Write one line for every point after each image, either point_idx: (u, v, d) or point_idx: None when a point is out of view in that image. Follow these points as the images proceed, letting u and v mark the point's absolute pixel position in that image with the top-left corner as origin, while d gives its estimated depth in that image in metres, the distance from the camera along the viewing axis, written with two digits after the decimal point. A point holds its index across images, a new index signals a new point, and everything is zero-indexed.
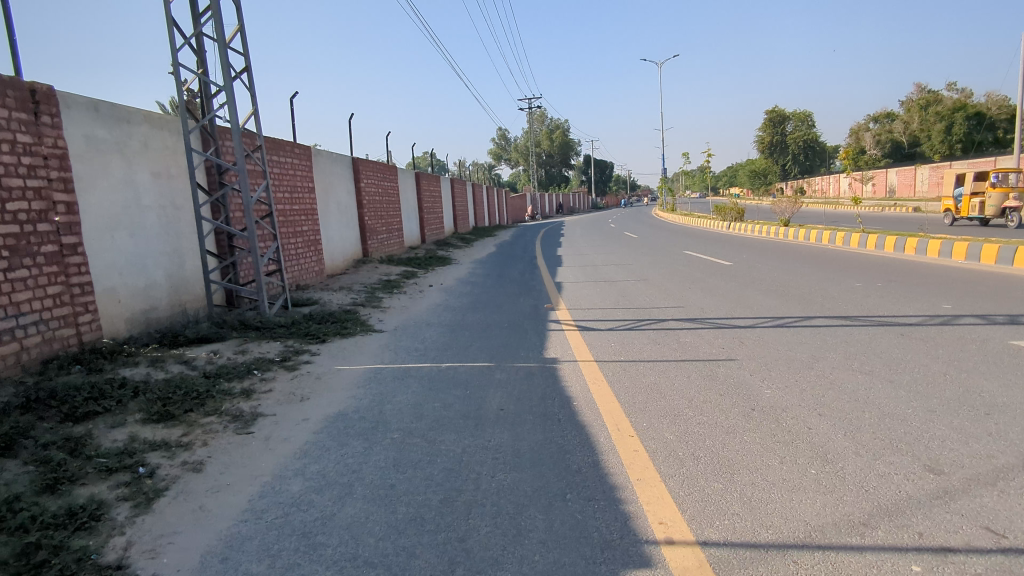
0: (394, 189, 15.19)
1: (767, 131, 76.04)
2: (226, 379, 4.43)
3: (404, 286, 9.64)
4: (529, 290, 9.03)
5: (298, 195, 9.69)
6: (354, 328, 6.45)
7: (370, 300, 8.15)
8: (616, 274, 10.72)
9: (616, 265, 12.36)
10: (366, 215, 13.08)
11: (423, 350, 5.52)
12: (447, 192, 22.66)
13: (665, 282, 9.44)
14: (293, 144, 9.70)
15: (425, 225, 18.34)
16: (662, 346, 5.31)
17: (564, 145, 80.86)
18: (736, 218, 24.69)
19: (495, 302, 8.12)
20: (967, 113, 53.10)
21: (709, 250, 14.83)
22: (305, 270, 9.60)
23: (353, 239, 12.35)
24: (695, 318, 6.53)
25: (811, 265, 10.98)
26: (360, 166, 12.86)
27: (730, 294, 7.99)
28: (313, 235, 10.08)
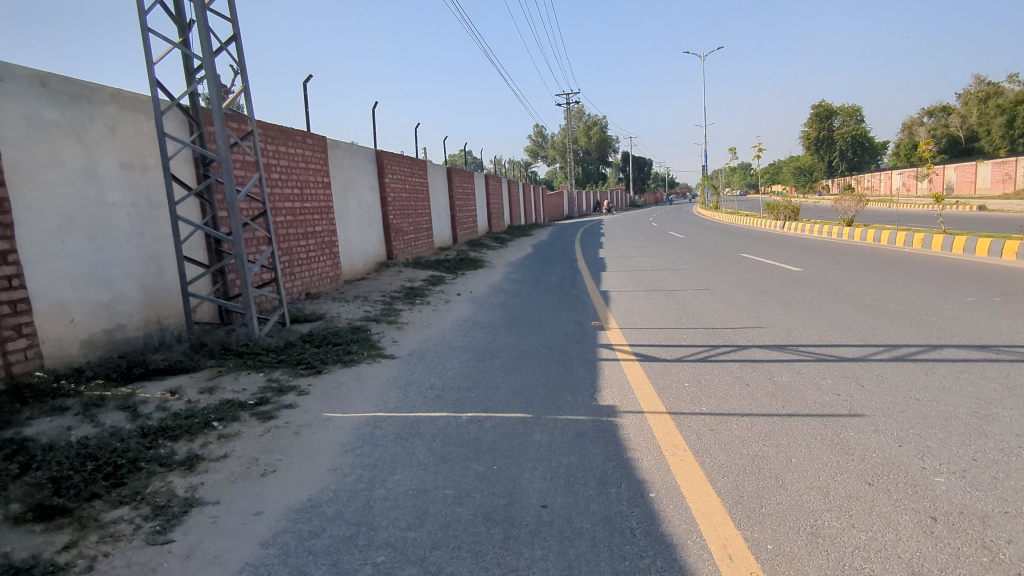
0: (422, 185, 14.05)
1: (814, 127, 73.13)
2: (171, 437, 3.28)
3: (428, 295, 8.46)
4: (573, 302, 7.77)
5: (310, 192, 8.60)
6: (361, 353, 5.28)
7: (386, 313, 6.99)
8: (670, 282, 9.39)
9: (668, 270, 11.01)
10: (391, 213, 11.95)
11: (441, 389, 4.29)
12: (481, 190, 21.49)
13: (730, 293, 8.09)
14: (305, 134, 8.60)
15: (457, 224, 17.19)
16: (755, 389, 4.02)
17: (603, 142, 79.10)
18: (791, 217, 22.97)
19: (533, 318, 6.88)
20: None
21: (770, 253, 13.34)
22: (316, 277, 8.49)
23: (375, 240, 11.25)
24: (784, 345, 5.22)
25: (899, 272, 9.46)
26: (384, 160, 11.75)
27: (815, 311, 6.63)
28: (327, 236, 8.99)
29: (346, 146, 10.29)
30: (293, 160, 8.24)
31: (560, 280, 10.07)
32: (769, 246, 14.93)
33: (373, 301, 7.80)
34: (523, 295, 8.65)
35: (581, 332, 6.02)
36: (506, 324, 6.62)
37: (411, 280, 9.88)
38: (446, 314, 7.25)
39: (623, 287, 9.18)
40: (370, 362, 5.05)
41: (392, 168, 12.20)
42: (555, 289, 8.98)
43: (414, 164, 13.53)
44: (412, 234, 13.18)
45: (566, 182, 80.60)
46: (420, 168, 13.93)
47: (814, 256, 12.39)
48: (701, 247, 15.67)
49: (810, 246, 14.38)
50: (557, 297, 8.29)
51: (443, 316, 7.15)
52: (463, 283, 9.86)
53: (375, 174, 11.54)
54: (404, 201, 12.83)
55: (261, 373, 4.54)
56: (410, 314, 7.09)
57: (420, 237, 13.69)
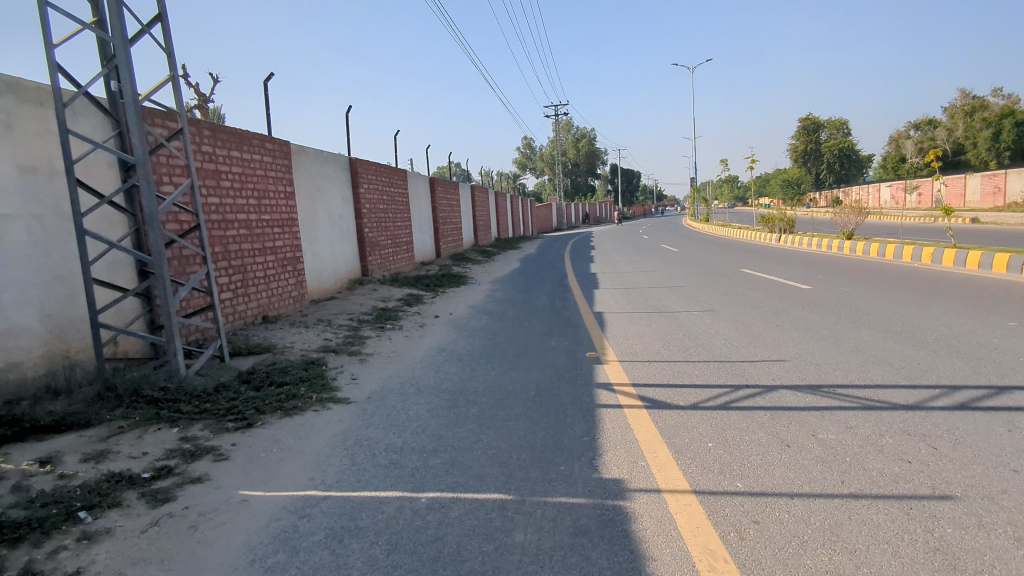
0: (402, 196, 13.16)
1: (801, 140, 73.08)
2: (7, 544, 2.34)
3: (401, 319, 7.54)
4: (564, 327, 6.90)
5: (269, 203, 7.69)
6: (308, 397, 4.37)
7: (349, 341, 6.08)
8: (670, 302, 8.55)
9: (665, 288, 10.17)
10: (365, 226, 11.04)
11: (398, 450, 3.38)
12: (466, 201, 20.64)
13: (739, 316, 7.25)
14: (265, 138, 7.71)
15: (440, 237, 16.31)
16: (799, 454, 3.15)
17: (591, 154, 78.67)
18: (785, 229, 22.28)
19: (517, 346, 6.00)
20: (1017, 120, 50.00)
21: (771, 268, 12.54)
22: (273, 299, 7.56)
23: (347, 256, 10.34)
24: (817, 385, 4.37)
25: (918, 291, 8.67)
26: (358, 169, 10.85)
27: (841, 339, 5.78)
28: (289, 252, 8.09)
29: (315, 152, 9.39)
30: (250, 167, 7.34)
31: (549, 299, 9.23)
32: (768, 260, 14.17)
33: (337, 325, 6.90)
34: (508, 317, 7.79)
35: (573, 365, 5.15)
36: (486, 353, 5.74)
37: (383, 300, 8.97)
38: (419, 342, 6.34)
39: (617, 307, 8.33)
40: (317, 410, 4.14)
41: (368, 176, 11.31)
42: (543, 311, 8.12)
43: (393, 173, 12.65)
44: (390, 248, 12.27)
45: (554, 194, 80.04)
46: (399, 177, 13.06)
47: (820, 271, 11.60)
48: (696, 261, 14.87)
49: (812, 261, 13.62)
50: (547, 320, 7.43)
51: (414, 344, 6.24)
52: (441, 303, 8.98)
53: (348, 183, 10.65)
54: (382, 213, 11.94)
55: (175, 428, 3.62)
56: (376, 342, 6.18)
57: (399, 251, 12.79)
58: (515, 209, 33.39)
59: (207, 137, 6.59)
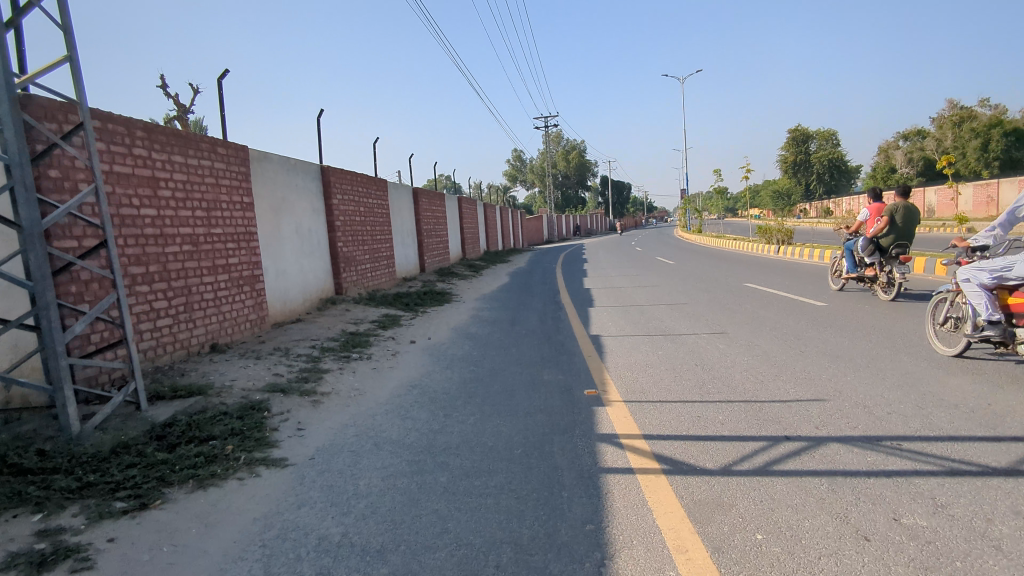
0: (382, 208, 12.28)
1: (791, 151, 72.82)
2: None
3: (371, 346, 6.61)
4: (556, 355, 6.01)
5: (221, 215, 6.78)
6: (233, 460, 3.46)
7: (303, 377, 5.16)
8: (674, 323, 7.68)
9: (667, 306, 9.29)
10: (339, 241, 10.14)
11: (334, 548, 2.48)
12: (454, 213, 19.80)
13: (754, 340, 6.38)
14: (218, 141, 6.80)
15: (424, 251, 15.43)
16: (887, 558, 2.25)
17: (582, 166, 78.10)
18: (784, 240, 21.50)
19: (502, 381, 5.10)
20: (1007, 130, 49.81)
21: (778, 282, 11.69)
22: (223, 325, 6.63)
23: (318, 273, 9.44)
24: (874, 436, 3.49)
25: (949, 308, 7.80)
26: (331, 177, 9.97)
27: (883, 369, 4.91)
28: (246, 271, 7.17)
29: (280, 158, 8.50)
30: (198, 174, 6.43)
31: (539, 320, 8.34)
32: (772, 274, 13.31)
33: (295, 356, 5.98)
34: (493, 342, 6.89)
35: (568, 408, 4.25)
36: (465, 391, 4.83)
37: (355, 323, 8.06)
38: (388, 377, 5.42)
39: (616, 329, 7.46)
40: (241, 479, 3.23)
41: (342, 186, 10.42)
42: (533, 335, 7.22)
43: (371, 182, 11.76)
44: (368, 263, 11.37)
45: (545, 206, 79.34)
46: (379, 187, 12.17)
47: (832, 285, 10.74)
48: (695, 275, 14.00)
49: (819, 275, 12.76)
50: (538, 346, 6.54)
51: (381, 380, 5.33)
52: (420, 326, 8.07)
53: (320, 193, 9.75)
54: (359, 226, 11.05)
55: (39, 515, 2.71)
56: (337, 377, 5.26)
57: (378, 266, 11.89)
58: (505, 222, 32.50)
59: (143, 139, 5.69)
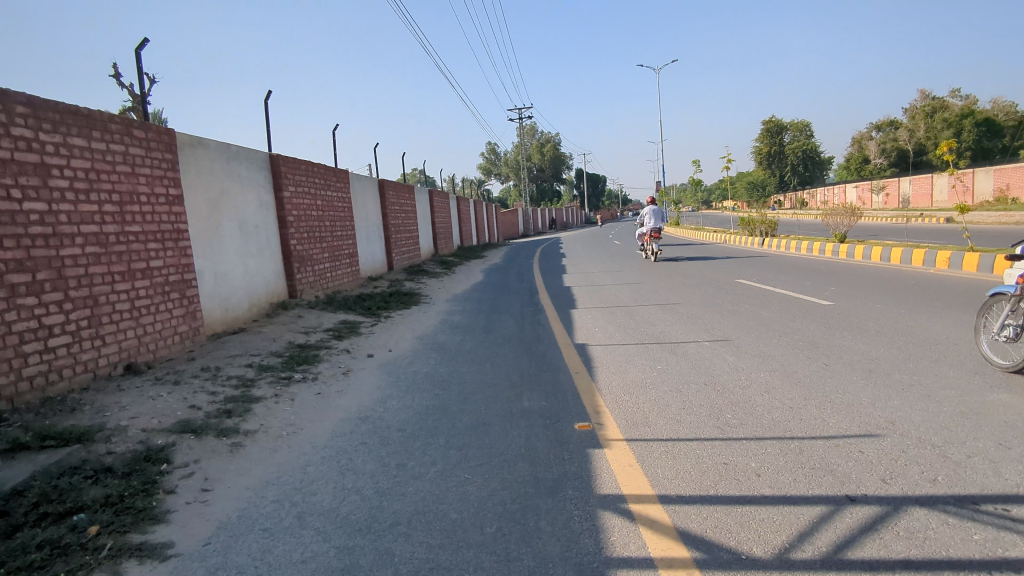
0: (342, 201, 11.24)
1: (766, 142, 72.75)
2: None
3: (319, 364, 5.61)
4: (537, 373, 5.09)
5: (139, 209, 5.72)
6: (93, 550, 2.47)
7: (226, 409, 4.17)
8: (668, 327, 6.80)
9: (657, 307, 8.42)
10: (292, 238, 9.10)
11: None
12: (425, 207, 18.77)
13: (764, 349, 5.51)
14: (132, 121, 5.73)
15: (392, 247, 14.41)
16: None
17: (556, 158, 77.23)
18: (767, 231, 20.80)
19: (472, 410, 4.15)
20: (979, 119, 49.96)
21: (772, 278, 10.90)
22: (142, 341, 5.58)
23: (267, 275, 8.41)
24: (963, 495, 2.63)
25: (970, 306, 7.02)
26: (282, 167, 8.92)
27: (931, 388, 4.07)
28: (172, 276, 6.12)
29: (217, 145, 7.45)
30: (106, 159, 5.37)
31: (516, 326, 7.42)
32: (762, 268, 12.51)
33: (224, 378, 4.97)
34: (464, 355, 5.95)
35: (555, 451, 3.34)
36: (425, 425, 3.88)
37: (306, 332, 7.06)
38: (334, 405, 4.45)
39: (603, 336, 6.57)
40: None
41: (295, 177, 9.37)
42: (509, 345, 6.28)
43: (329, 173, 10.71)
44: (327, 263, 10.35)
45: (520, 199, 78.37)
46: (338, 178, 11.12)
47: (832, 281, 9.97)
48: (681, 270, 13.15)
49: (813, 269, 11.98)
50: (514, 359, 5.62)
51: (325, 408, 4.37)
52: (378, 335, 7.10)
53: (268, 184, 8.70)
54: (315, 221, 10.02)
55: None
56: (269, 408, 4.28)
57: (339, 265, 10.87)
58: (479, 217, 31.46)
59: (27, 117, 4.62)
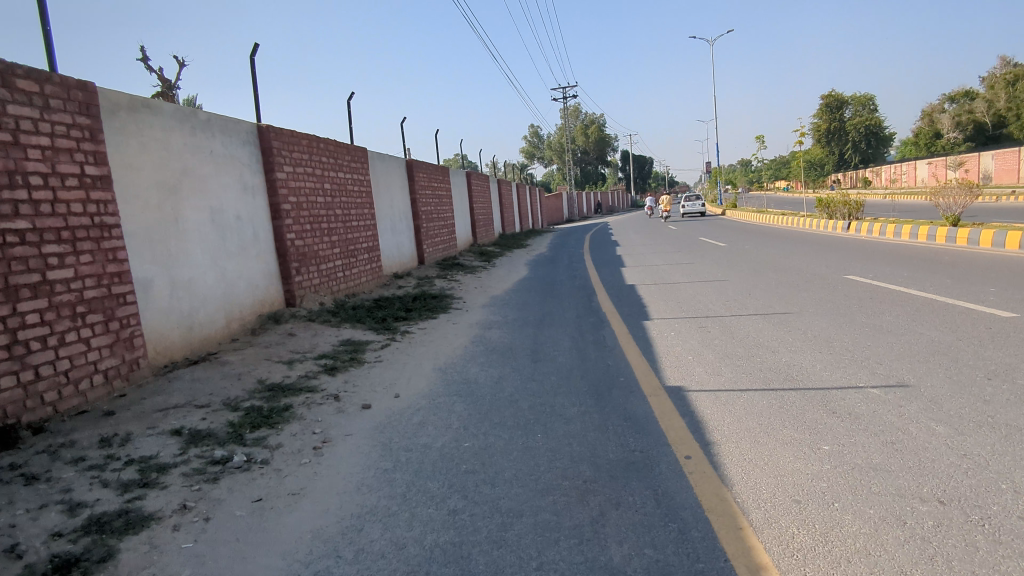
0: (358, 184, 9.39)
1: (825, 118, 68.60)
2: None
3: (285, 426, 3.73)
4: (620, 457, 3.11)
5: (27, 195, 3.92)
6: None
7: (69, 557, 2.29)
8: (797, 357, 4.73)
9: (763, 319, 6.31)
10: (289, 231, 7.26)
11: None
12: (462, 191, 16.85)
13: (987, 410, 3.41)
14: (12, 67, 3.92)
15: (422, 238, 12.53)
16: None
17: (601, 140, 74.52)
18: (851, 213, 18.28)
19: (513, 567, 2.19)
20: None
21: (895, 274, 8.62)
22: (31, 391, 3.78)
23: (253, 279, 6.60)
24: None
25: None
26: (273, 142, 7.08)
27: None
28: (90, 289, 4.32)
29: (174, 110, 5.62)
30: None
31: (576, 350, 5.43)
32: (869, 260, 10.21)
33: (119, 465, 3.10)
34: (503, 406, 3.99)
35: None
36: None
37: (291, 361, 5.20)
38: (272, 535, 2.52)
39: (704, 372, 4.53)
40: None
41: (292, 154, 7.52)
42: (567, 389, 4.29)
43: (339, 150, 8.83)
44: (339, 260, 8.52)
45: (564, 183, 75.92)
46: (352, 156, 9.25)
47: (982, 280, 7.68)
48: (765, 262, 10.93)
49: (939, 260, 9.62)
50: (579, 421, 3.63)
51: (256, 545, 2.45)
52: (384, 366, 5.20)
53: (255, 163, 6.87)
54: (323, 209, 8.18)
55: None
56: (153, 550, 2.39)
57: (355, 262, 9.03)
58: (521, 201, 29.38)
59: None
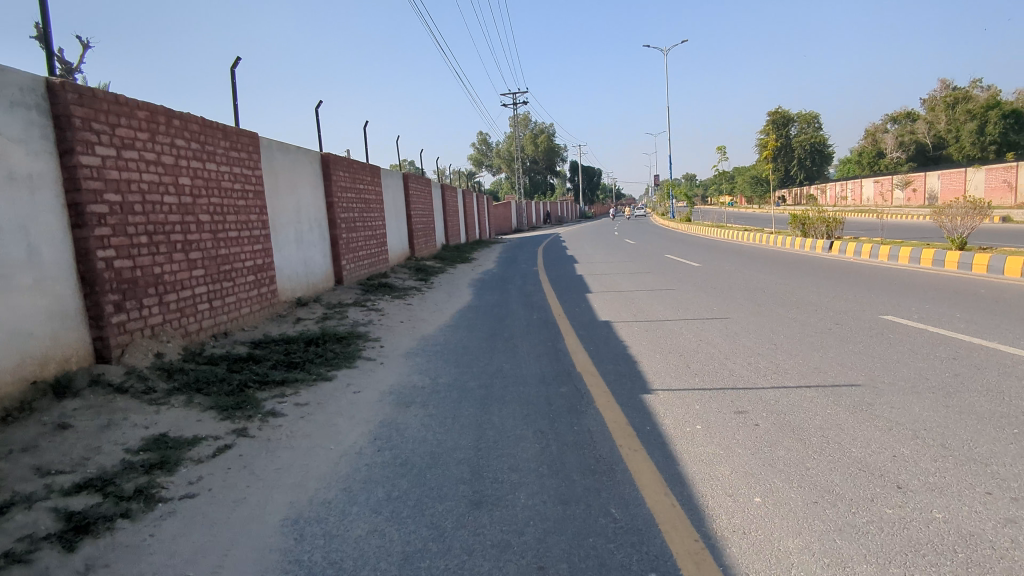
0: (238, 180, 6.87)
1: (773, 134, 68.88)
2: None
3: None
4: None
5: None
6: None
7: None
8: (964, 515, 2.53)
9: (826, 397, 4.15)
10: (103, 246, 4.72)
11: None
12: (398, 196, 14.42)
13: None
14: None
15: (340, 252, 10.03)
16: None
17: (551, 150, 72.86)
18: (830, 231, 16.69)
19: None
20: (1002, 112, 47.45)
21: (947, 317, 6.68)
22: None
23: (18, 322, 4.01)
24: None
25: None
26: (74, 108, 4.56)
27: None
28: None
29: None
30: None
31: (546, 472, 3.13)
32: (895, 293, 8.27)
33: None
34: None
35: None
36: None
37: (6, 506, 2.69)
38: None
39: (808, 558, 2.30)
40: None
41: (116, 129, 4.99)
42: None
43: (207, 131, 6.33)
44: (201, 287, 6.00)
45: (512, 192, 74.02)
46: (230, 142, 6.75)
47: None
48: (764, 292, 8.90)
49: (984, 295, 7.75)
50: None
51: None
52: (188, 518, 2.74)
53: (36, 139, 4.33)
54: (174, 213, 5.65)
55: None
56: None
57: (229, 288, 6.52)
58: (468, 210, 27.09)
59: None
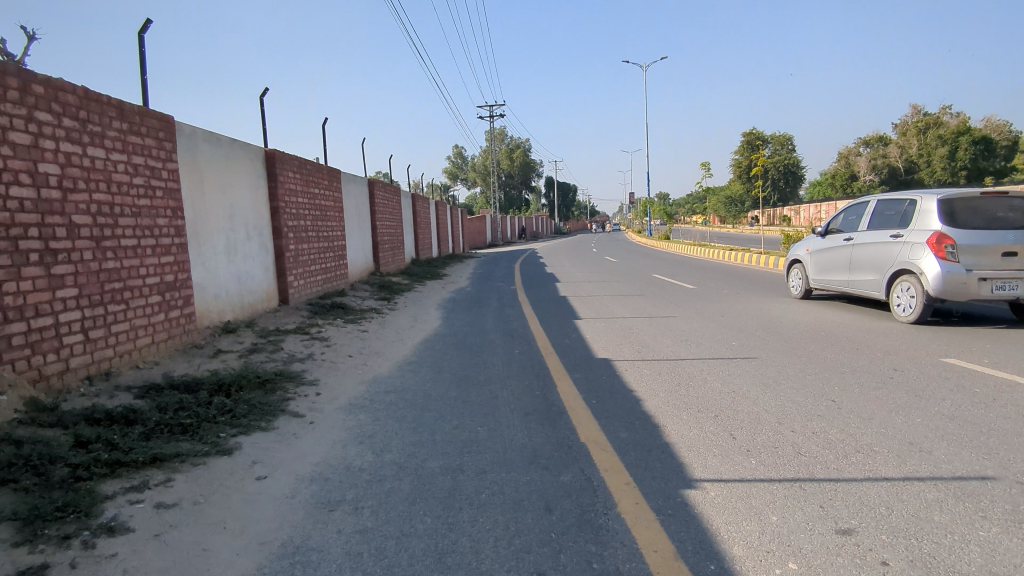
0: (139, 172, 5.33)
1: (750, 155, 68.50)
2: None
3: None
4: None
5: None
6: None
7: None
8: None
9: (961, 506, 2.78)
10: None
11: None
12: (361, 204, 12.90)
13: None
14: None
15: (285, 267, 8.48)
16: None
17: (527, 164, 71.83)
18: None
19: None
20: (975, 136, 47.55)
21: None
22: None
23: None
24: None
25: None
26: None
27: None
28: None
29: None
30: None
31: None
32: (941, 328, 7.00)
33: None
34: None
35: None
36: None
37: None
38: None
39: None
40: None
41: None
42: None
43: (90, 105, 4.79)
44: (71, 312, 4.44)
45: (487, 206, 72.68)
46: (127, 124, 5.22)
47: None
48: (785, 324, 7.58)
49: None
50: None
51: None
52: None
53: None
54: (26, 212, 4.10)
55: None
56: None
57: (118, 313, 4.96)
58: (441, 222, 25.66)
59: None
